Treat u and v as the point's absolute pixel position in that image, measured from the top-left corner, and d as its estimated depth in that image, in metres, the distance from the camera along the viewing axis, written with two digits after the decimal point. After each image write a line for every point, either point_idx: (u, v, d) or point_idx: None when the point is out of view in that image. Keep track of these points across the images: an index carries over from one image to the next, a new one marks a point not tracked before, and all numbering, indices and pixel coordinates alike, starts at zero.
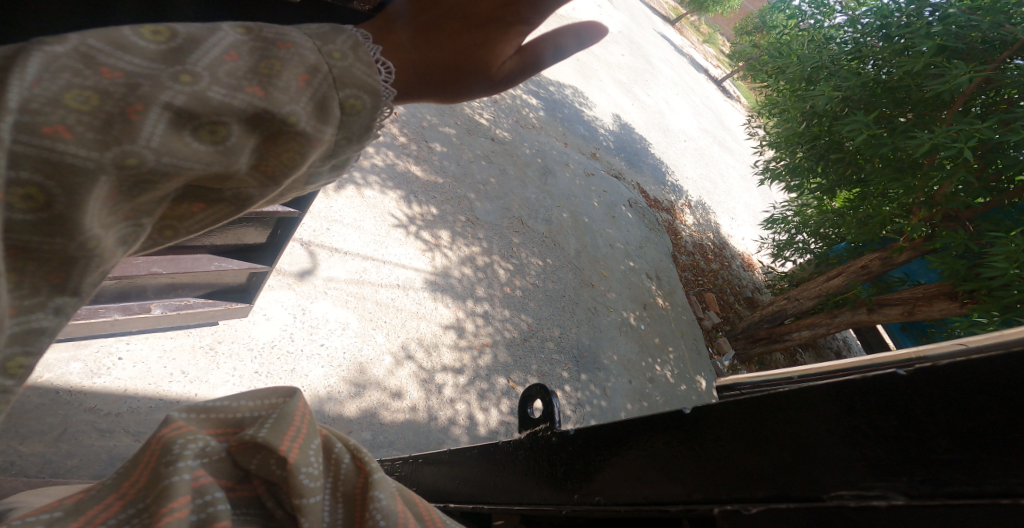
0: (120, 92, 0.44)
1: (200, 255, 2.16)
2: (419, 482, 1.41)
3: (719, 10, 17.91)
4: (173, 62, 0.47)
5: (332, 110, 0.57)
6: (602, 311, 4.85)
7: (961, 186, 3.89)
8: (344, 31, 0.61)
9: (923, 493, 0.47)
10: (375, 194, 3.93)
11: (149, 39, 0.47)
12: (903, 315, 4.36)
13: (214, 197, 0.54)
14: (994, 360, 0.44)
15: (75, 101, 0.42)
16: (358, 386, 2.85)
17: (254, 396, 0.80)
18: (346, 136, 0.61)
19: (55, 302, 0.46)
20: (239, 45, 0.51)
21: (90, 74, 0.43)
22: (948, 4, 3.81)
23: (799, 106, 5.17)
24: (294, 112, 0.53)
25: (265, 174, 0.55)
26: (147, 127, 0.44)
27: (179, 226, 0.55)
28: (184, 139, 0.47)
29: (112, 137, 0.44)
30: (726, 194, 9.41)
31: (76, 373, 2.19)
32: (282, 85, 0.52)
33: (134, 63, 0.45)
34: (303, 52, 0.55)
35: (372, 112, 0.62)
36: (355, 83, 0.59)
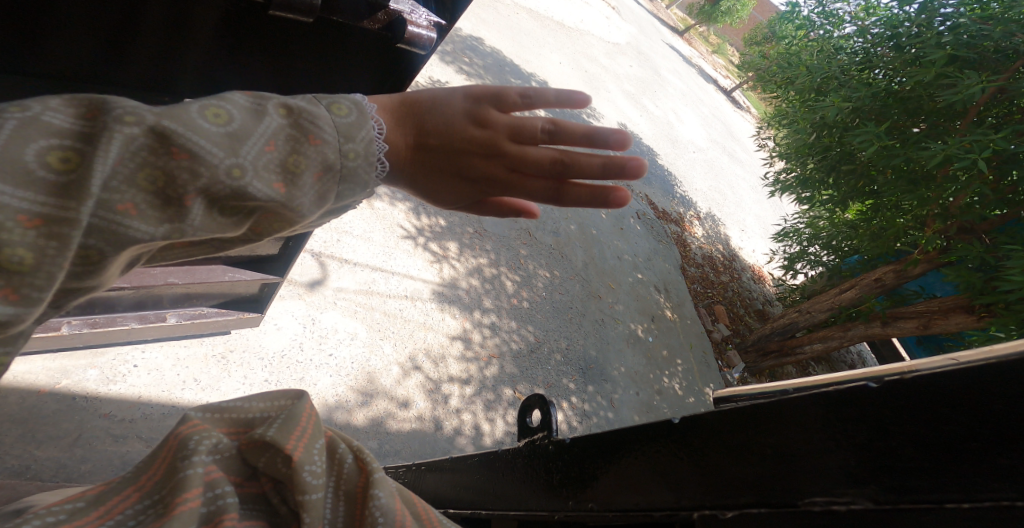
0: (184, 178, 0.59)
1: (214, 266, 2.20)
2: (422, 490, 1.43)
3: (729, 21, 17.97)
4: (229, 152, 0.62)
5: (328, 199, 0.74)
6: (609, 323, 4.84)
7: (976, 197, 3.86)
8: (365, 121, 0.76)
9: (890, 499, 0.50)
10: (384, 206, 3.99)
11: (212, 123, 0.61)
12: (919, 328, 4.28)
13: (203, 246, 0.71)
14: (961, 374, 0.46)
15: (146, 181, 0.58)
16: (365, 395, 2.88)
17: (266, 397, 0.84)
18: (330, 212, 0.78)
19: (43, 311, 0.60)
20: (277, 135, 0.67)
21: (160, 158, 0.58)
22: (959, 14, 3.79)
23: (810, 117, 5.16)
24: (300, 205, 0.70)
25: (255, 231, 0.72)
26: (189, 211, 0.61)
27: (164, 256, 0.69)
28: (211, 218, 0.64)
29: (165, 216, 0.60)
30: (736, 205, 9.36)
31: (92, 380, 2.25)
32: (300, 183, 0.69)
33: (199, 150, 0.60)
34: (325, 150, 0.71)
35: (356, 193, 0.77)
36: (358, 181, 0.76)
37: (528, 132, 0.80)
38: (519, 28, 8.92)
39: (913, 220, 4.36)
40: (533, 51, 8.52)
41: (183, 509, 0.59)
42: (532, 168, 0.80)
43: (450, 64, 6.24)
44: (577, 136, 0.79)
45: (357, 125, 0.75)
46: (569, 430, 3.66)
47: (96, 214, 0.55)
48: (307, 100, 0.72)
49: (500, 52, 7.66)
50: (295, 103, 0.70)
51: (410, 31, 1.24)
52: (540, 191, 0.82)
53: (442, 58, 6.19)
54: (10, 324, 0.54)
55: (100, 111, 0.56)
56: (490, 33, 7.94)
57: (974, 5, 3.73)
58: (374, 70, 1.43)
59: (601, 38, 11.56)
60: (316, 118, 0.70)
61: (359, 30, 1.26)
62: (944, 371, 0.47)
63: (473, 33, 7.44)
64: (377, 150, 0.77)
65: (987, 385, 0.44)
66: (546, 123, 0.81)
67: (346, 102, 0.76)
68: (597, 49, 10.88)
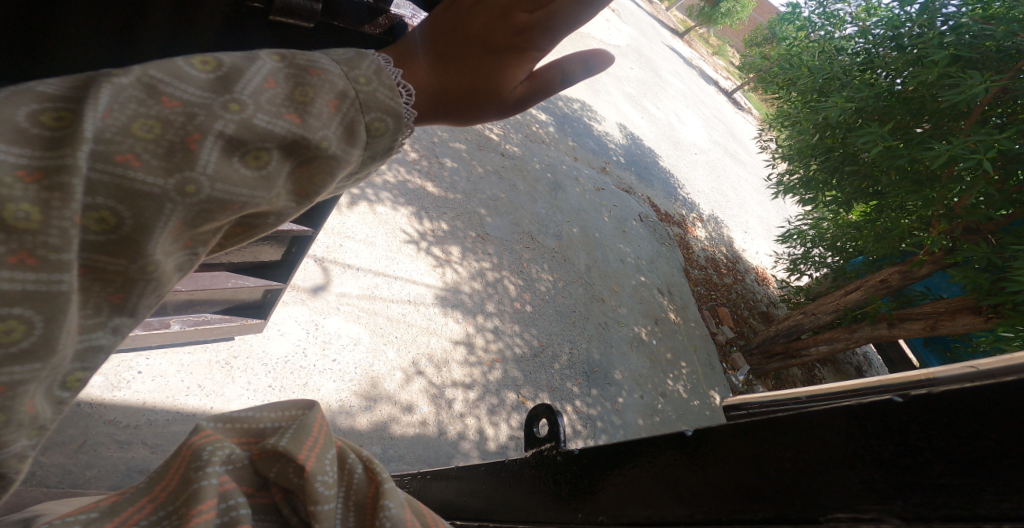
0: (180, 119, 0.51)
1: (217, 272, 2.21)
2: (426, 497, 1.42)
3: (728, 23, 18.02)
4: (222, 91, 0.54)
5: (357, 133, 0.64)
6: (613, 326, 4.82)
7: (981, 197, 3.84)
8: (367, 56, 0.68)
9: (917, 516, 0.49)
10: (387, 210, 4.00)
11: (199, 70, 0.54)
12: (926, 329, 4.25)
13: (256, 221, 0.62)
14: (990, 389, 0.46)
15: (141, 130, 0.49)
16: (369, 400, 2.87)
17: (276, 408, 0.84)
18: (369, 156, 0.68)
19: (113, 322, 0.53)
20: (276, 74, 0.59)
21: (152, 108, 0.50)
22: (961, 14, 3.78)
23: (812, 118, 5.15)
24: (325, 138, 0.60)
25: (297, 192, 0.62)
26: (198, 153, 0.51)
27: (224, 244, 0.64)
28: (229, 163, 0.54)
29: (174, 165, 0.50)
30: (738, 207, 9.35)
31: (97, 386, 2.25)
32: (315, 112, 0.59)
33: (193, 94, 0.52)
34: (331, 78, 0.62)
35: (389, 128, 0.68)
36: (381, 107, 0.66)
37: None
38: None
39: (917, 221, 4.34)
40: None
41: (196, 522, 0.59)
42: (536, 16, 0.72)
43: None
44: None
45: (358, 59, 0.67)
46: (573, 434, 3.64)
47: (99, 172, 0.47)
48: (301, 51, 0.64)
49: None
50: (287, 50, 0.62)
51: (409, 37, 1.26)
52: (558, 25, 0.73)
53: None
54: (51, 302, 0.45)
55: (88, 80, 0.50)
56: None
57: (976, 4, 3.72)
58: None
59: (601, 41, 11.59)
60: (314, 57, 0.62)
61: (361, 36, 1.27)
62: (974, 385, 0.47)
63: None
64: (392, 77, 0.69)
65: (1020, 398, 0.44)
66: None
67: (343, 47, 0.68)
68: None
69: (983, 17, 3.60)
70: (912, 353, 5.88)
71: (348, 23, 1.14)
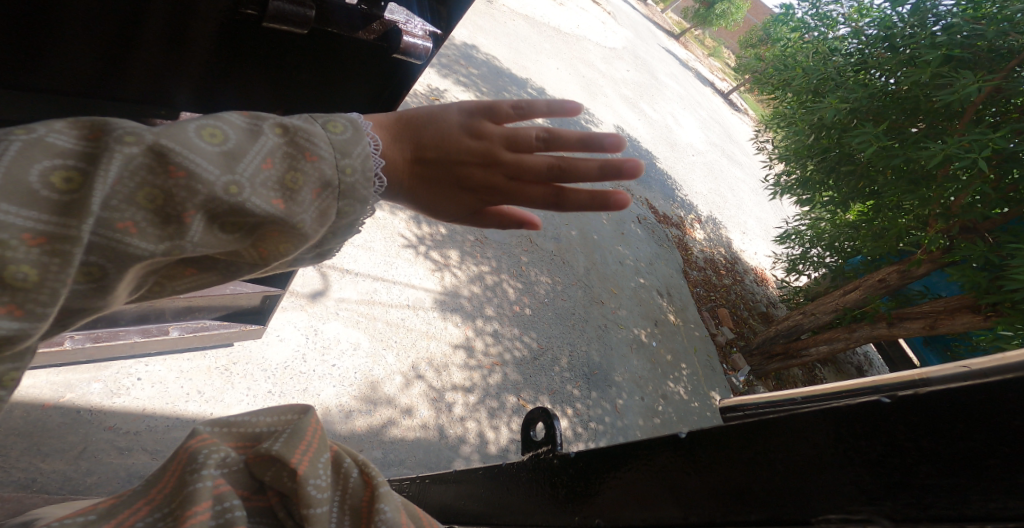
0: (181, 195, 0.57)
1: (216, 279, 2.20)
2: (425, 501, 1.42)
3: (724, 23, 18.11)
4: (226, 169, 0.60)
5: (330, 217, 0.70)
6: (612, 329, 4.82)
7: (977, 196, 3.85)
8: (362, 136, 0.73)
9: (904, 516, 0.48)
10: (385, 214, 4.01)
11: (208, 143, 0.59)
12: (925, 329, 4.24)
13: (207, 268, 0.67)
14: (978, 390, 0.45)
15: (145, 199, 0.56)
16: (368, 404, 2.87)
17: (273, 412, 0.84)
18: (339, 231, 0.74)
19: (48, 323, 0.54)
20: (274, 153, 0.65)
21: (158, 178, 0.56)
22: (952, 14, 3.82)
23: (808, 118, 5.17)
24: (303, 224, 0.67)
25: (258, 254, 0.68)
26: (188, 229, 0.58)
27: (169, 285, 0.67)
28: (211, 234, 0.61)
29: (165, 234, 0.57)
30: (736, 208, 9.36)
31: (97, 393, 2.25)
32: (299, 200, 0.66)
33: (199, 168, 0.58)
34: (323, 166, 0.68)
35: (358, 211, 0.74)
36: (360, 196, 0.72)
37: (524, 139, 0.78)
38: (515, 35, 8.99)
39: (914, 220, 4.34)
40: (530, 57, 8.58)
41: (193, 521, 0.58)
42: (529, 174, 0.78)
43: (448, 73, 6.30)
44: (573, 141, 0.77)
45: (354, 142, 0.72)
46: (574, 437, 3.64)
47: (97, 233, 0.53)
48: (303, 119, 0.70)
49: (498, 59, 7.72)
50: (291, 121, 0.68)
51: (406, 41, 1.26)
52: (539, 198, 0.80)
53: (440, 67, 6.25)
54: (17, 339, 0.51)
55: (101, 132, 0.55)
56: (487, 40, 8.00)
57: (967, 4, 3.75)
58: (367, 77, 1.45)
59: (598, 43, 11.63)
60: (312, 136, 0.68)
61: (355, 41, 1.28)
62: (962, 386, 0.46)
63: (469, 41, 7.50)
64: (375, 166, 0.74)
65: (1007, 397, 0.43)
66: (541, 131, 0.79)
67: (343, 119, 0.73)
68: (594, 54, 10.95)
69: (973, 16, 3.70)
70: (912, 352, 5.88)
71: (342, 29, 1.17)
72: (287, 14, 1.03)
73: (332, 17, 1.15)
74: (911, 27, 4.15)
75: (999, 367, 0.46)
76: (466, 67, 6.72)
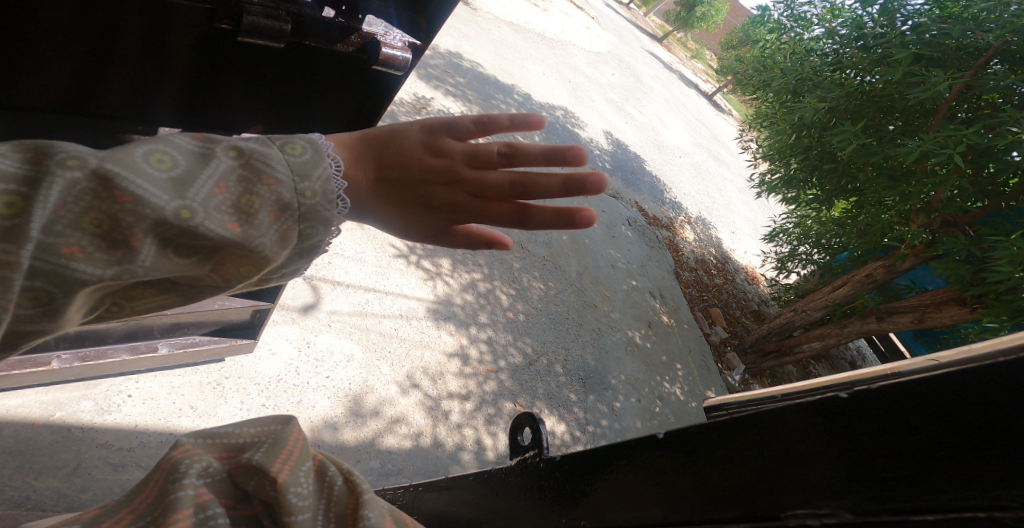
0: (127, 221, 0.55)
1: (203, 295, 2.18)
2: (419, 509, 1.41)
3: (706, 26, 18.41)
4: (176, 195, 0.58)
5: (291, 241, 0.67)
6: (606, 331, 4.83)
7: (955, 190, 3.93)
8: (322, 157, 0.70)
9: (867, 508, 0.49)
10: (375, 225, 4.01)
11: (155, 168, 0.57)
12: (914, 322, 4.30)
13: (171, 290, 0.65)
14: (926, 381, 0.46)
15: (91, 225, 0.54)
16: (363, 415, 2.85)
17: (256, 422, 0.85)
18: (303, 256, 0.71)
19: (22, 341, 0.59)
20: (227, 175, 0.62)
21: (104, 203, 0.54)
22: (920, 14, 3.93)
23: (788, 118, 5.25)
24: (259, 246, 0.64)
25: (221, 278, 0.66)
26: (137, 254, 0.56)
27: (128, 306, 0.65)
28: (166, 257, 0.59)
29: (113, 257, 0.56)
30: (725, 208, 9.47)
31: (87, 410, 2.22)
32: (256, 223, 0.63)
33: (150, 196, 0.56)
34: (280, 189, 0.65)
35: (323, 233, 0.71)
36: (322, 218, 0.69)
37: (483, 156, 0.78)
38: (501, 42, 9.06)
39: (896, 215, 4.39)
40: (516, 63, 8.66)
41: None
42: (491, 191, 0.77)
43: (434, 82, 6.34)
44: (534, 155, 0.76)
45: (314, 163, 0.69)
46: (571, 441, 3.64)
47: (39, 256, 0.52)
48: (260, 140, 0.67)
49: (484, 66, 7.77)
50: (247, 142, 0.65)
51: (383, 53, 1.26)
52: (504, 215, 0.79)
53: (427, 77, 6.29)
54: None
55: (44, 156, 0.53)
56: (472, 47, 8.05)
57: (933, 4, 3.87)
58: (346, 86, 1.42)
59: (583, 48, 11.75)
60: (269, 158, 0.65)
61: (331, 52, 1.26)
62: (915, 379, 0.47)
63: (454, 49, 7.54)
64: (337, 189, 0.71)
65: (954, 389, 0.45)
66: (502, 147, 0.79)
67: (302, 140, 0.70)
68: (579, 59, 11.06)
69: (939, 15, 3.80)
70: (903, 345, 5.95)
71: (318, 41, 1.17)
72: (263, 29, 1.02)
73: (309, 31, 1.14)
74: (880, 27, 4.26)
75: (957, 358, 0.47)
76: (453, 76, 6.78)
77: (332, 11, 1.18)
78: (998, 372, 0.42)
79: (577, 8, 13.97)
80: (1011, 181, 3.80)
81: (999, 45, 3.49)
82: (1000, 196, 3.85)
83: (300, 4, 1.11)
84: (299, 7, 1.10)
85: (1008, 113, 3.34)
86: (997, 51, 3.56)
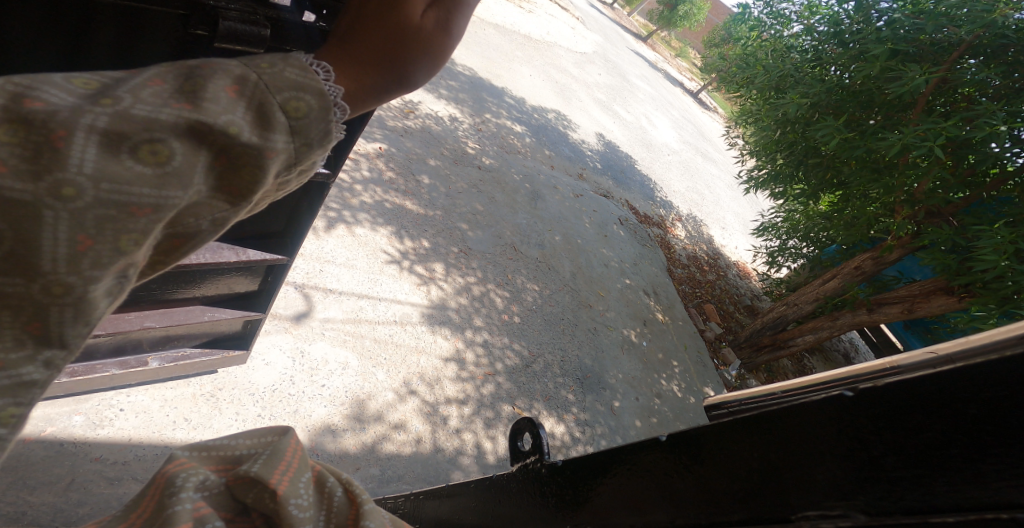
0: (40, 119, 0.39)
1: (192, 307, 2.17)
2: (421, 518, 1.41)
3: (689, 25, 18.64)
4: (99, 91, 0.42)
5: (277, 117, 0.50)
6: (602, 331, 4.85)
7: (937, 182, 4.00)
8: (272, 45, 0.54)
9: (881, 510, 0.49)
10: (366, 231, 4.01)
11: (71, 78, 0.42)
12: (903, 313, 4.35)
13: (195, 234, 0.49)
14: (933, 379, 0.45)
15: (2, 136, 0.38)
16: (360, 422, 2.84)
17: (252, 435, 0.85)
18: (306, 143, 0.53)
19: (45, 355, 0.42)
20: (157, 66, 0.46)
21: (7, 105, 0.39)
22: (894, 10, 4.01)
23: (772, 114, 5.31)
24: (232, 121, 0.46)
25: (229, 196, 0.49)
26: (74, 155, 0.39)
27: (169, 261, 0.51)
28: (119, 162, 0.41)
29: (42, 169, 0.39)
30: (715, 204, 9.56)
31: (79, 425, 2.20)
32: (213, 96, 0.46)
33: (63, 97, 0.41)
34: (227, 61, 0.49)
35: (315, 110, 0.52)
36: (295, 85, 0.51)
37: None
38: (487, 44, 9.09)
39: (882, 208, 4.46)
40: (502, 65, 8.70)
41: None
42: None
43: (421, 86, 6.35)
44: None
45: (265, 54, 0.54)
46: (572, 442, 3.65)
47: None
48: None
49: (471, 69, 7.80)
50: None
51: None
52: None
53: None
54: None
55: None
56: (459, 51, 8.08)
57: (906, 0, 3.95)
58: None
59: (569, 49, 11.81)
60: (209, 51, 0.50)
61: None
62: (919, 376, 0.46)
63: None
64: (303, 60, 0.54)
65: (958, 387, 0.44)
66: None
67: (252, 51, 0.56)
68: (565, 59, 11.14)
69: (911, 11, 3.88)
70: (894, 336, 6.03)
71: (298, 45, 1.17)
72: (240, 34, 1.00)
73: (288, 35, 1.14)
74: (857, 23, 4.34)
75: (961, 352, 0.45)
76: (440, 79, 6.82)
77: (313, 15, 1.17)
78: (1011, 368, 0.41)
79: (562, 9, 14.06)
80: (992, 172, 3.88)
81: (970, 40, 3.58)
82: (982, 186, 3.92)
83: (280, 10, 1.09)
84: (279, 12, 1.09)
85: (985, 106, 3.42)
86: (969, 46, 3.64)
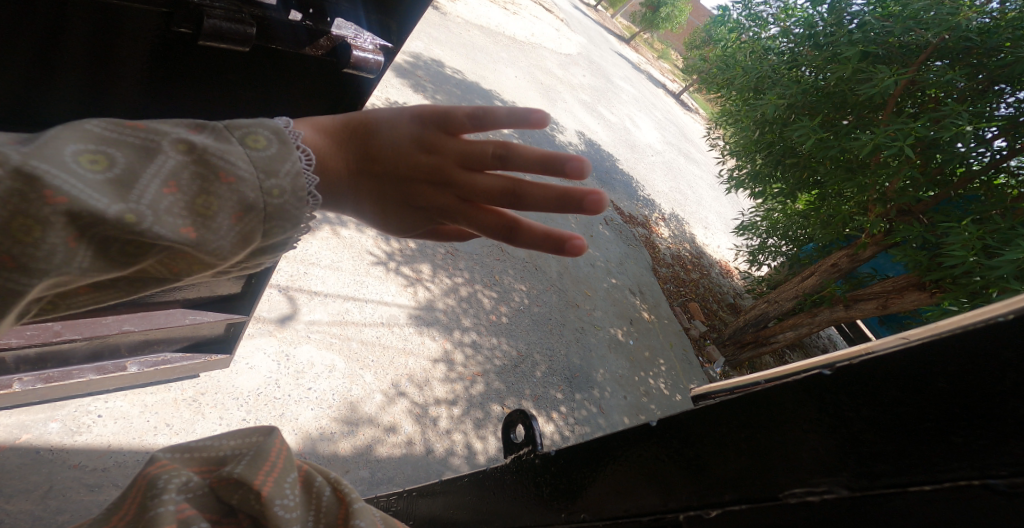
0: (57, 224, 0.50)
1: (173, 310, 2.11)
2: (413, 515, 1.41)
3: (670, 26, 18.97)
4: (119, 198, 0.53)
5: (254, 240, 0.65)
6: (590, 330, 4.90)
7: (908, 181, 4.10)
8: (291, 153, 0.67)
9: (863, 485, 0.50)
10: (351, 233, 3.98)
11: (90, 170, 0.52)
12: (878, 308, 4.49)
13: (109, 287, 0.62)
14: (899, 356, 0.48)
15: (21, 230, 0.49)
16: (349, 425, 2.82)
17: (237, 435, 0.85)
18: (266, 257, 0.70)
19: None
20: (178, 173, 0.58)
21: (32, 204, 0.49)
22: (866, 13, 4.16)
23: (752, 115, 5.45)
24: (217, 250, 0.62)
25: (170, 270, 0.63)
26: (72, 258, 0.52)
27: (63, 304, 0.61)
28: (103, 260, 0.55)
29: (47, 268, 0.51)
30: (698, 204, 9.73)
31: (55, 432, 2.15)
32: (214, 226, 0.60)
33: (85, 198, 0.51)
34: (244, 188, 0.62)
35: (288, 232, 0.69)
36: (289, 220, 0.67)
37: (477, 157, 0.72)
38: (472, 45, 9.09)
39: (855, 206, 4.61)
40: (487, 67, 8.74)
41: None
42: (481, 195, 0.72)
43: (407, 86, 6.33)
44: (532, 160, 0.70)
45: (280, 157, 0.66)
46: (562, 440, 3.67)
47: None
48: (215, 133, 0.62)
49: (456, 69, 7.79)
50: (199, 136, 0.60)
51: (355, 57, 1.26)
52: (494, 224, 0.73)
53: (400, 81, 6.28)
54: None
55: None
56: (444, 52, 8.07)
57: (876, 4, 4.10)
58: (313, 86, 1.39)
59: (553, 51, 11.91)
60: (228, 154, 0.61)
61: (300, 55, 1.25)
62: (890, 355, 0.48)
63: (428, 54, 7.57)
64: (308, 184, 0.69)
65: (927, 361, 0.46)
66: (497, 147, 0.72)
67: (266, 131, 0.66)
68: (550, 60, 11.22)
69: (882, 14, 4.01)
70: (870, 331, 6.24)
71: (286, 44, 1.16)
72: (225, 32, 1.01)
73: (275, 34, 1.12)
74: (830, 26, 4.48)
75: (932, 331, 0.47)
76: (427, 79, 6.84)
77: (299, 14, 1.15)
78: (979, 341, 0.42)
79: (545, 11, 14.17)
80: (958, 171, 4.01)
81: (936, 42, 3.68)
82: (949, 185, 4.07)
83: (266, 8, 1.08)
84: (264, 11, 1.07)
85: (951, 107, 3.55)
86: (936, 49, 3.77)
